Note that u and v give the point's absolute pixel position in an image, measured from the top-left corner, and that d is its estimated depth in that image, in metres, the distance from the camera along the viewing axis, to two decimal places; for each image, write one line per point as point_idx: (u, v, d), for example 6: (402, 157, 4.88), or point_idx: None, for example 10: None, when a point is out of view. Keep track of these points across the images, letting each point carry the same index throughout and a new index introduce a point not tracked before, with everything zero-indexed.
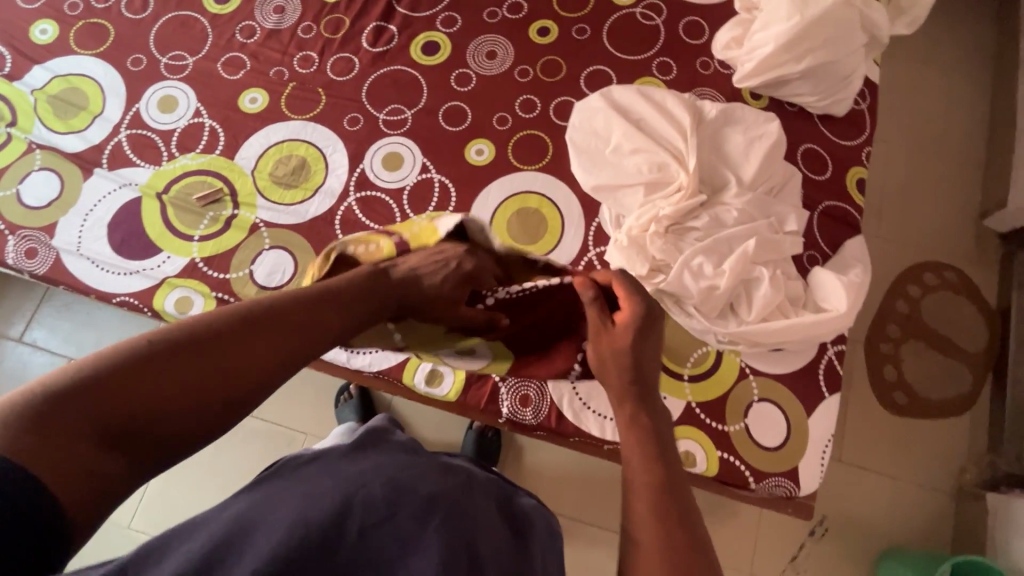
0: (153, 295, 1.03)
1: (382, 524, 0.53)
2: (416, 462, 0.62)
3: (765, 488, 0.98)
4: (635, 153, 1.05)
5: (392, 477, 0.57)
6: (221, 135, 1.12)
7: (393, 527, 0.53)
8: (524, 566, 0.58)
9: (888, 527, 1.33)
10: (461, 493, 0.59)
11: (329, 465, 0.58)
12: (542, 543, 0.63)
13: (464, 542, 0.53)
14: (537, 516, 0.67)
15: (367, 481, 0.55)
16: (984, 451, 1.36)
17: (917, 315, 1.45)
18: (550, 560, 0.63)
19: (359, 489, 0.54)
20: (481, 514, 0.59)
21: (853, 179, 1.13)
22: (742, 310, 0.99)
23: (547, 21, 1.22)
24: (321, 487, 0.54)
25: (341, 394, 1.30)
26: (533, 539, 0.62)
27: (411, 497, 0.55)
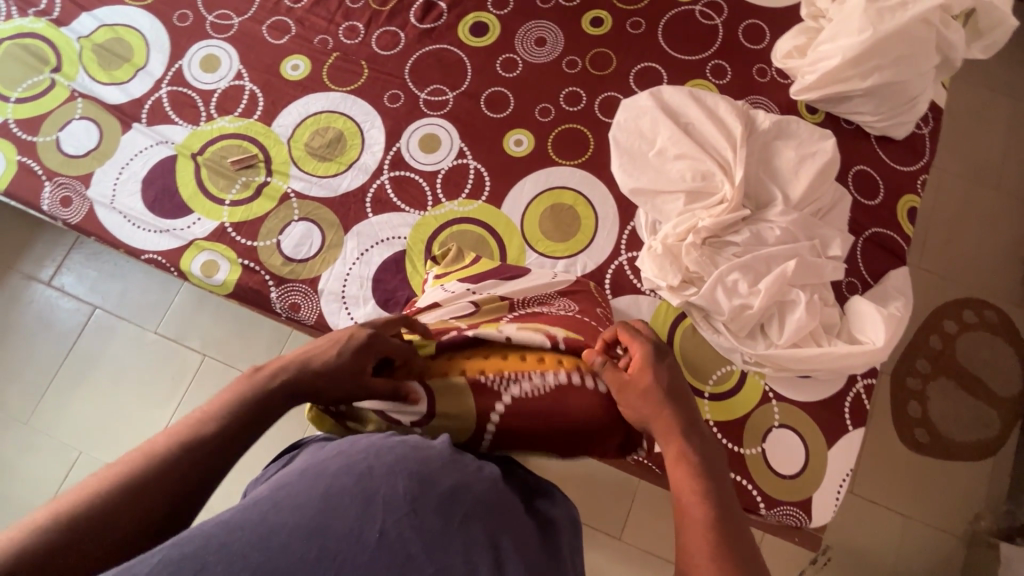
0: (180, 256, 1.03)
1: (406, 518, 0.49)
2: (438, 450, 0.59)
3: (774, 516, 0.96)
4: (680, 159, 1.01)
5: (414, 470, 0.53)
6: (260, 100, 1.11)
7: (418, 521, 0.49)
8: (550, 561, 0.55)
9: (894, 565, 1.30)
10: (485, 488, 0.56)
11: (351, 458, 0.55)
12: (568, 539, 0.60)
13: (488, 539, 0.51)
14: (558, 507, 0.63)
15: (388, 477, 0.52)
16: (1003, 499, 1.31)
17: (950, 352, 1.40)
18: (575, 553, 0.60)
19: (382, 483, 0.51)
20: (505, 507, 0.56)
21: (905, 208, 1.08)
22: (773, 332, 0.96)
23: (601, 11, 1.18)
24: (343, 482, 0.51)
25: None
26: (559, 535, 0.59)
27: (433, 491, 0.52)
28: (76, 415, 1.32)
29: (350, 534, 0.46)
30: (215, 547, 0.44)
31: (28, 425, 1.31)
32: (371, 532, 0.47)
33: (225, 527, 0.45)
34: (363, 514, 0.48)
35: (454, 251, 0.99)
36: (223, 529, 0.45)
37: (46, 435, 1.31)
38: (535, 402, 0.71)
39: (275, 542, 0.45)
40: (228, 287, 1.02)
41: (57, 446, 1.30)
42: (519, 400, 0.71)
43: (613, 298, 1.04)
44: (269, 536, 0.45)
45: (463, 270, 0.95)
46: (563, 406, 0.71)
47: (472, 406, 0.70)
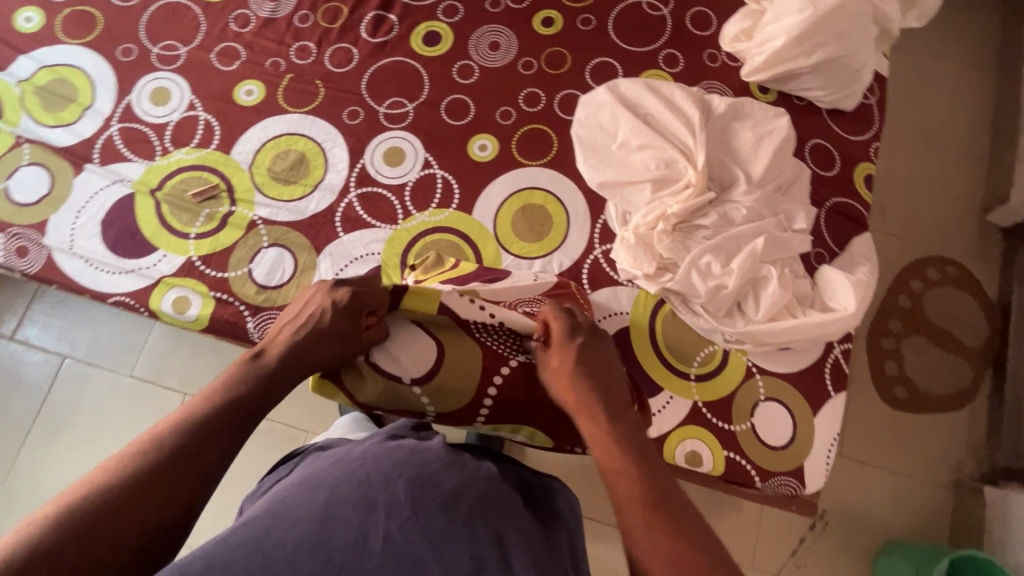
0: (149, 295, 1.00)
1: (408, 522, 0.51)
2: (433, 449, 0.61)
3: (770, 487, 0.99)
4: (642, 149, 1.03)
5: (413, 473, 0.56)
6: (216, 129, 1.09)
7: (420, 523, 0.52)
8: (554, 549, 0.57)
9: (888, 521, 1.34)
10: (485, 484, 0.57)
11: (349, 468, 0.57)
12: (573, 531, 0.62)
13: (493, 532, 0.53)
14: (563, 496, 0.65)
15: (388, 482, 0.54)
16: (982, 444, 1.38)
17: (919, 310, 1.45)
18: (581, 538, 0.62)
19: (381, 489, 0.54)
20: (508, 500, 0.58)
21: (861, 175, 1.11)
22: (749, 309, 0.98)
23: (551, 11, 1.19)
24: (344, 494, 0.54)
25: None
26: (561, 522, 0.62)
27: (434, 492, 0.54)
28: (55, 471, 1.27)
29: (354, 543, 0.49)
30: (224, 565, 0.47)
31: (4, 487, 1.26)
32: (375, 538, 0.50)
33: (231, 550, 0.48)
34: (365, 523, 0.51)
35: (433, 257, 0.99)
36: (229, 553, 0.48)
37: (25, 495, 1.26)
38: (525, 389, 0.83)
39: (283, 556, 0.48)
40: (203, 322, 0.99)
41: (38, 505, 1.25)
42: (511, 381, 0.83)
43: (592, 292, 1.05)
44: (275, 557, 0.48)
45: (442, 273, 0.95)
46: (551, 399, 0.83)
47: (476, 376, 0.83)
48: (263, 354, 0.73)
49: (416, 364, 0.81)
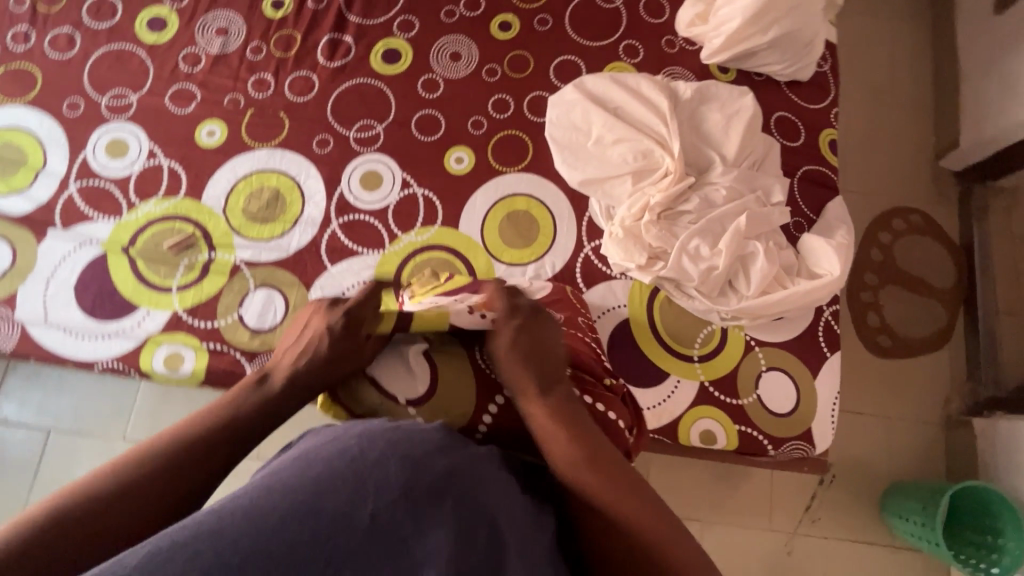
0: (138, 356, 0.96)
1: (399, 503, 0.47)
2: (432, 428, 0.56)
3: (783, 452, 1.02)
4: (618, 143, 1.04)
5: (409, 452, 0.51)
6: (182, 176, 1.05)
7: (412, 506, 0.47)
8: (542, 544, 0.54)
9: (889, 465, 1.40)
10: (480, 470, 0.54)
11: (347, 441, 0.52)
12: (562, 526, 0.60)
13: (484, 522, 0.49)
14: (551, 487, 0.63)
15: (380, 458, 0.49)
16: (964, 378, 1.46)
17: (890, 261, 1.51)
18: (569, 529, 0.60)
19: (373, 467, 0.48)
20: (502, 488, 0.55)
21: (826, 141, 1.15)
22: (741, 285, 1.01)
23: (506, 15, 1.19)
24: (341, 467, 0.48)
25: None
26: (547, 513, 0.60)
27: (429, 473, 0.50)
28: None
29: (343, 520, 0.44)
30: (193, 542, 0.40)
31: None
32: (364, 515, 0.45)
33: (211, 518, 0.42)
34: (355, 499, 0.46)
35: (428, 273, 0.99)
36: (211, 520, 0.42)
37: None
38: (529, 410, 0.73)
39: (264, 527, 0.42)
40: (199, 376, 0.96)
41: None
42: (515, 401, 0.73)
43: (587, 290, 1.06)
44: (260, 523, 0.42)
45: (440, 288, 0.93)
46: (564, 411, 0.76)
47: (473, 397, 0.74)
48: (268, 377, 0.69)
49: (412, 381, 0.74)
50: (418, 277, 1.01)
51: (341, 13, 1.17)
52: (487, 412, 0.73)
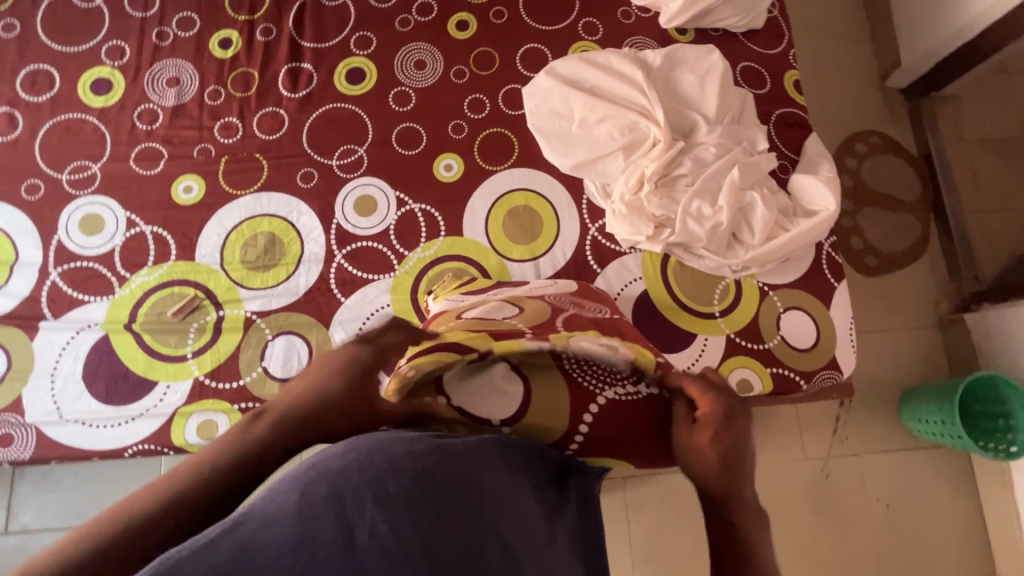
0: (169, 432, 0.92)
1: (406, 514, 0.39)
2: (422, 437, 0.49)
3: (816, 384, 1.07)
4: (602, 121, 1.05)
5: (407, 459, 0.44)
6: (168, 239, 1.01)
7: (421, 517, 0.40)
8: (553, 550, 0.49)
9: (899, 375, 1.49)
10: (482, 473, 0.47)
11: (343, 453, 0.43)
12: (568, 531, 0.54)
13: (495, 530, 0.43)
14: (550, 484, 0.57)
15: (375, 466, 0.42)
16: (948, 280, 1.55)
17: (861, 184, 1.59)
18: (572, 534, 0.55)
19: (368, 477, 0.41)
20: (506, 490, 0.49)
21: (791, 82, 1.19)
22: (746, 236, 1.04)
23: (461, 14, 1.17)
24: (342, 482, 0.40)
25: None
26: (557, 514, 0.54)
27: (433, 479, 0.43)
28: None
29: (347, 541, 0.36)
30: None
31: None
32: (363, 533, 0.37)
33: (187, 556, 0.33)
34: (351, 516, 0.37)
35: (449, 276, 1.02)
36: (186, 553, 0.33)
37: None
38: (631, 420, 0.64)
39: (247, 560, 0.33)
40: None
41: None
42: (610, 413, 0.64)
43: (602, 270, 1.07)
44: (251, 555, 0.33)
45: (464, 288, 0.96)
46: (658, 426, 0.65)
47: (569, 405, 0.63)
48: (268, 412, 0.47)
49: (505, 401, 0.61)
50: (440, 284, 1.00)
51: (293, 41, 1.13)
52: (585, 421, 0.63)
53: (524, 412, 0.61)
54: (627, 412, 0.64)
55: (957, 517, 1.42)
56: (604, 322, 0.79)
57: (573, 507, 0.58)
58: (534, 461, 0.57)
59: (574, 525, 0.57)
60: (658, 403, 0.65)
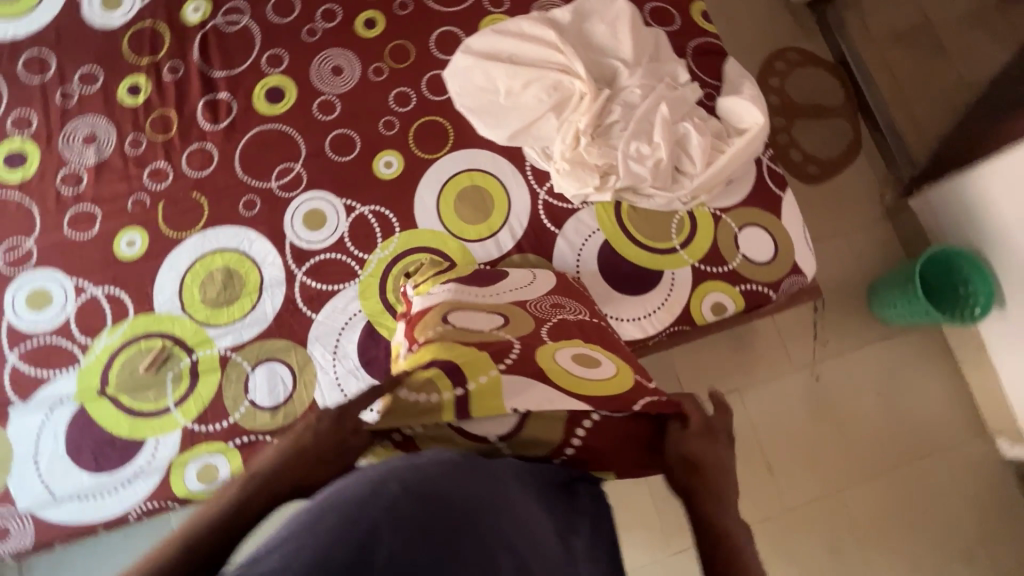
0: (169, 485, 0.91)
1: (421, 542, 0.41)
2: (445, 458, 0.50)
3: (784, 291, 1.11)
4: (527, 86, 1.07)
5: (424, 485, 0.45)
6: (122, 296, 0.98)
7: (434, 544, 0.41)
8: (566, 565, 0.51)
9: (861, 270, 1.55)
10: (497, 496, 0.49)
11: (364, 478, 0.45)
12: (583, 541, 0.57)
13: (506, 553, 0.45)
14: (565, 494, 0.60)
15: (392, 491, 0.43)
16: (886, 171, 1.62)
17: (788, 99, 1.65)
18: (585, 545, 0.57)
19: (385, 501, 0.42)
20: (519, 508, 0.50)
21: (698, 13, 1.23)
22: (688, 167, 1.07)
23: (367, 12, 1.17)
24: (364, 505, 0.41)
25: None
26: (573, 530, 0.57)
27: (446, 504, 0.45)
28: None
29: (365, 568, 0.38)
30: None
31: None
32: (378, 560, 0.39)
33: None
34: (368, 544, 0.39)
35: (426, 262, 1.03)
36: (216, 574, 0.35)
37: None
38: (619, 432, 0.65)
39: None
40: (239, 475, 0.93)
41: None
42: (601, 427, 0.64)
43: (560, 230, 1.09)
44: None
45: (443, 275, 0.98)
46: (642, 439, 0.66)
47: (561, 422, 0.63)
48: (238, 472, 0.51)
49: (499, 426, 0.62)
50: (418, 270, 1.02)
51: (204, 74, 1.11)
52: (576, 436, 0.63)
53: (521, 430, 0.62)
54: (617, 429, 0.65)
55: (944, 390, 1.49)
56: (587, 329, 0.84)
57: (587, 522, 0.59)
58: (546, 476, 0.59)
59: (588, 537, 0.58)
60: (646, 424, 0.67)
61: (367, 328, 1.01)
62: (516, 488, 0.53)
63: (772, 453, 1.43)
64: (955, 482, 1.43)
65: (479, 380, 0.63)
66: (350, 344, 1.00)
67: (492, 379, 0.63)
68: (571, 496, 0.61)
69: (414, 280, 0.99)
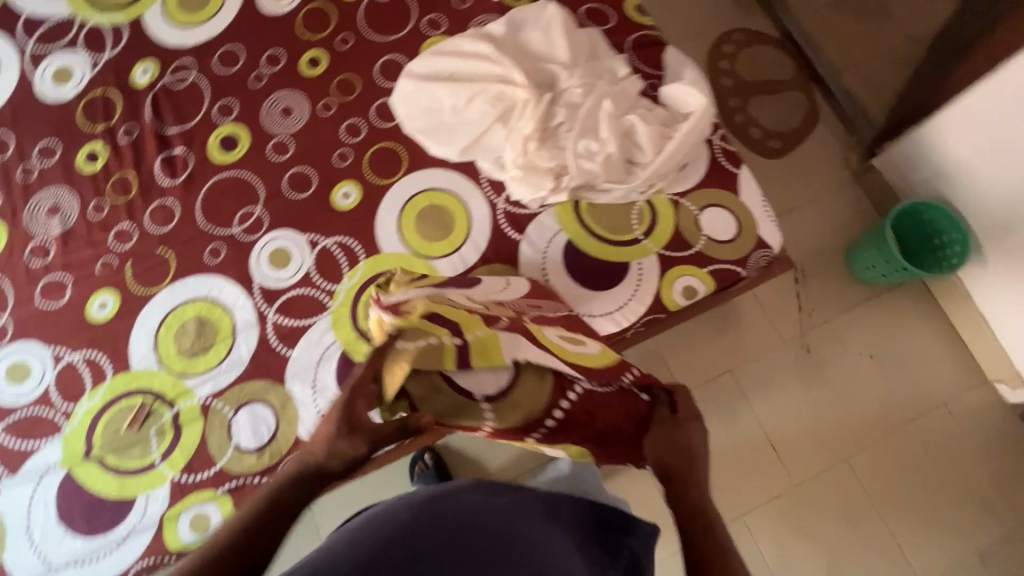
0: (163, 539, 0.92)
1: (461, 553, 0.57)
2: (493, 496, 0.66)
3: (753, 266, 1.11)
4: (471, 101, 1.09)
5: (473, 517, 0.61)
6: (99, 358, 1.00)
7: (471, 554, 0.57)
8: None
9: (837, 236, 1.56)
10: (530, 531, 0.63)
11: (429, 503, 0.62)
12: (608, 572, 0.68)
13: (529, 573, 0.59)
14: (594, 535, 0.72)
15: (446, 514, 0.60)
16: (847, 136, 1.63)
17: (740, 79, 1.67)
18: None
19: (440, 522, 0.59)
20: (548, 545, 0.63)
21: (632, 9, 1.25)
22: (639, 157, 1.09)
23: (310, 52, 1.20)
24: (418, 525, 0.57)
25: (416, 465, 1.31)
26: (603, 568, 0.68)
27: (484, 532, 0.60)
28: None
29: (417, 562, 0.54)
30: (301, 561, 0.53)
31: None
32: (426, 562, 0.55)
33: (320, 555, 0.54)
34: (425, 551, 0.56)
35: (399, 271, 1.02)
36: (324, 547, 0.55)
37: None
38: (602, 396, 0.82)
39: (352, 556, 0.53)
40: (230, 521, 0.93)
41: None
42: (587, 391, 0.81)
43: (522, 236, 1.10)
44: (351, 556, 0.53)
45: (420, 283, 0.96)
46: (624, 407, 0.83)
47: (552, 386, 0.78)
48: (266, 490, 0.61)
49: (494, 379, 0.75)
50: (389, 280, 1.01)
51: (158, 132, 1.14)
52: (566, 400, 0.79)
53: (509, 389, 0.76)
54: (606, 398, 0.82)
55: (938, 343, 1.47)
56: (564, 322, 0.94)
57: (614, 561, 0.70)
58: (579, 510, 0.73)
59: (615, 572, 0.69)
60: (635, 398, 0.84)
61: (343, 358, 1.01)
62: (539, 520, 0.66)
63: (774, 430, 1.42)
64: (962, 436, 1.41)
65: (476, 332, 0.73)
66: (327, 377, 1.00)
67: (489, 333, 0.74)
68: (600, 533, 0.73)
69: (386, 283, 0.96)
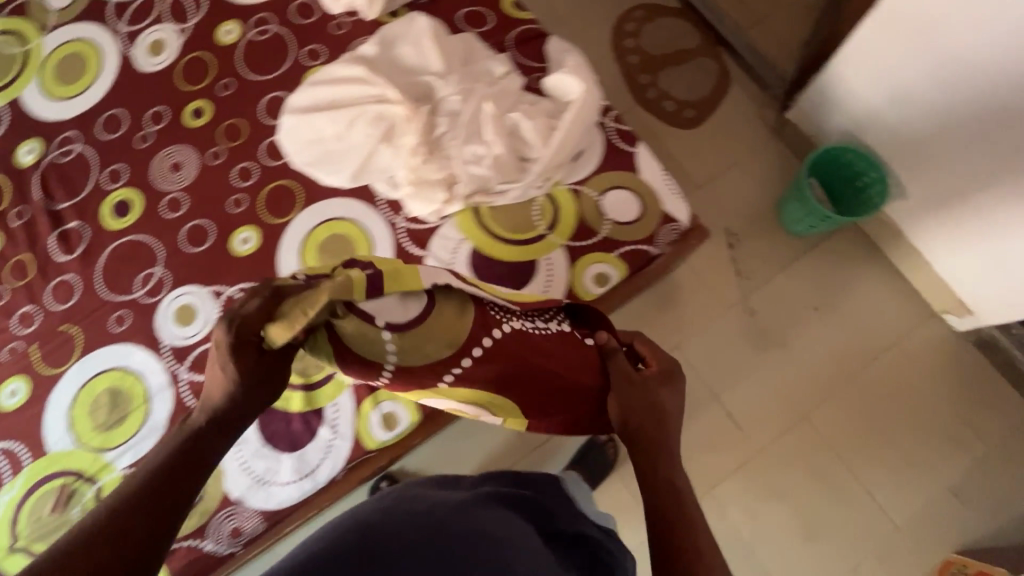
0: None
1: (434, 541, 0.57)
2: (468, 499, 0.67)
3: (663, 242, 1.11)
4: (353, 126, 1.08)
5: (450, 513, 0.62)
6: (15, 447, 0.99)
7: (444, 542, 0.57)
8: None
9: (765, 194, 1.54)
10: (506, 530, 0.63)
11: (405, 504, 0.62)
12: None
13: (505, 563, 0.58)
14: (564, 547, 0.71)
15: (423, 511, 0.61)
16: (761, 93, 1.62)
17: (646, 55, 1.66)
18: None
19: (418, 518, 0.59)
20: (524, 544, 0.63)
21: (508, 6, 1.24)
22: (529, 154, 1.08)
23: (192, 103, 1.19)
24: (391, 522, 0.58)
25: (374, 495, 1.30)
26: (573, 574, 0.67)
27: (459, 525, 0.60)
28: None
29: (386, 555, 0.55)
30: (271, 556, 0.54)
31: None
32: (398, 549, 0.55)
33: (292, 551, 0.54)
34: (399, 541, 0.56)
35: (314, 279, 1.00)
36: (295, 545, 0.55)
37: None
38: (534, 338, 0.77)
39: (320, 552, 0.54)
40: None
41: None
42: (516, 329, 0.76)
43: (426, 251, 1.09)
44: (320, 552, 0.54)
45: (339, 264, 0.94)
46: (568, 351, 0.79)
47: (470, 320, 0.73)
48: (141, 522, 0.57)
49: (403, 309, 0.69)
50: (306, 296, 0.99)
51: (50, 209, 1.13)
52: (488, 334, 0.74)
53: (420, 320, 0.70)
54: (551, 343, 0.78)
55: (881, 284, 1.46)
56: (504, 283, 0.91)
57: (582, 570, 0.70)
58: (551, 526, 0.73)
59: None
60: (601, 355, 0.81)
61: None
62: (515, 521, 0.67)
63: (729, 399, 1.40)
64: (918, 373, 1.40)
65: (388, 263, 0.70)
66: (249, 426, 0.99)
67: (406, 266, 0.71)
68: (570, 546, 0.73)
69: None
